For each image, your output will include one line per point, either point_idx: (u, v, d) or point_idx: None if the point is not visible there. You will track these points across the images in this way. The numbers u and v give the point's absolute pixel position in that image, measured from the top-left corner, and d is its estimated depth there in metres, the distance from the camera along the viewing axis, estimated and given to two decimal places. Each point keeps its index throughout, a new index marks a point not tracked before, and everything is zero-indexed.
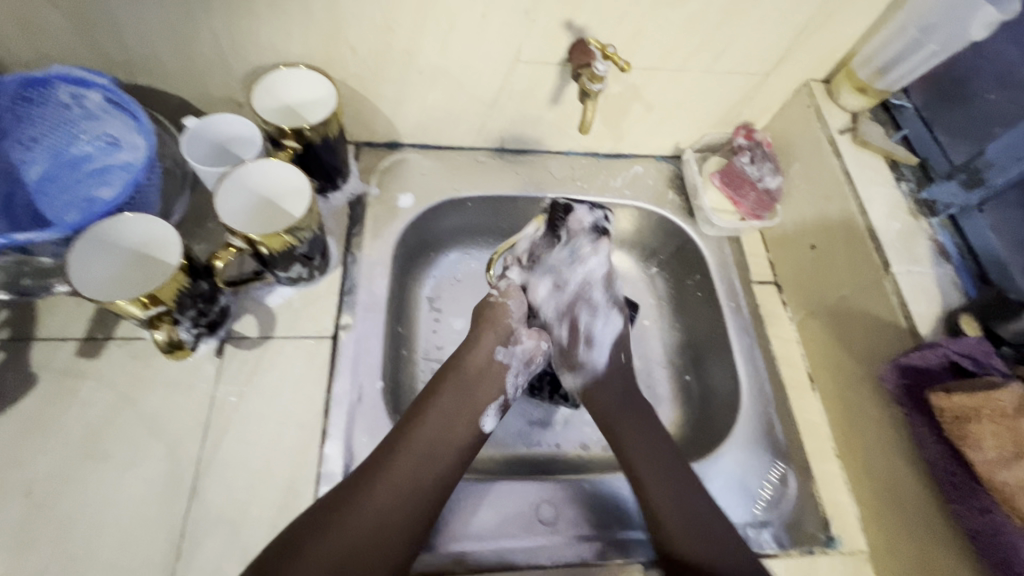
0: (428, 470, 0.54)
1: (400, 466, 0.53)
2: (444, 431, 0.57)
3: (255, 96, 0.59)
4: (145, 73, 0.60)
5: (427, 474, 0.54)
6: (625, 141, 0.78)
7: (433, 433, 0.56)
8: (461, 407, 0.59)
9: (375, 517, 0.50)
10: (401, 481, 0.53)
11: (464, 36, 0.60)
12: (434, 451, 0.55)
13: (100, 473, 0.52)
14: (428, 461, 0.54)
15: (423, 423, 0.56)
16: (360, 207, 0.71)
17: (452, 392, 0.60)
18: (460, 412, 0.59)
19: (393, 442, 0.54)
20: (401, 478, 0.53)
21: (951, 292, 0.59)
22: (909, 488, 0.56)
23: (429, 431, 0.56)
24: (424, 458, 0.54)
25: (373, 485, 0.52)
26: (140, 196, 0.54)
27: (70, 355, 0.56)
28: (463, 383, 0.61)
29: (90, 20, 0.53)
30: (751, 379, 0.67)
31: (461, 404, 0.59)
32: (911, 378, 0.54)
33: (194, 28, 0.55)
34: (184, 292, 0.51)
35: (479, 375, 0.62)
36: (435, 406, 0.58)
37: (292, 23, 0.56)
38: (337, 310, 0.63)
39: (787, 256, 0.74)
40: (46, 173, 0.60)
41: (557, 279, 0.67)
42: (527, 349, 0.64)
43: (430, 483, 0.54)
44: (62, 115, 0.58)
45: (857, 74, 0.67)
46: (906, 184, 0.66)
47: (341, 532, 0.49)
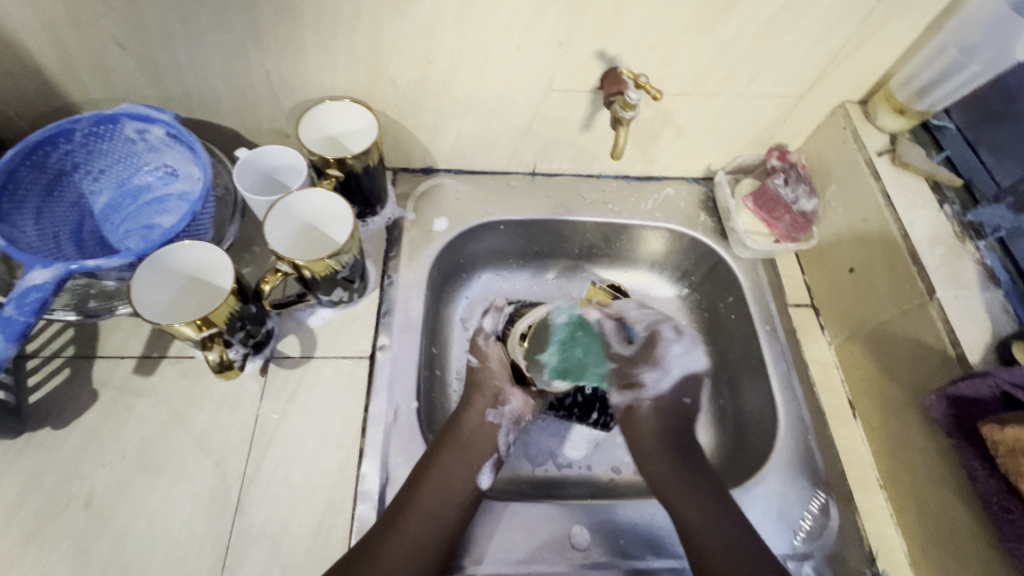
0: (431, 531, 0.54)
1: (410, 529, 0.54)
2: (454, 481, 0.57)
3: (302, 129, 0.62)
4: (201, 108, 0.64)
5: (432, 535, 0.54)
6: (656, 163, 0.79)
7: (438, 500, 0.56)
8: (462, 464, 0.59)
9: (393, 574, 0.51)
10: (410, 545, 0.53)
11: (499, 68, 0.62)
12: (439, 514, 0.55)
13: (152, 486, 0.55)
14: (433, 524, 0.54)
15: (427, 491, 0.56)
16: (396, 231, 0.73)
17: (454, 454, 0.59)
18: (460, 469, 0.58)
19: (398, 510, 0.54)
20: (413, 537, 0.53)
21: (1002, 316, 0.57)
22: (960, 524, 0.54)
23: (431, 500, 0.55)
24: (434, 520, 0.55)
25: (385, 547, 0.52)
26: (195, 223, 0.58)
27: (128, 372, 0.60)
28: (460, 440, 0.60)
29: (156, 61, 0.58)
30: (789, 405, 0.66)
31: (460, 464, 0.59)
32: (960, 409, 0.52)
33: (248, 66, 0.59)
34: (234, 314, 0.54)
35: (471, 434, 0.61)
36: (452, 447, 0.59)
37: (337, 60, 0.59)
38: (374, 331, 0.66)
39: (824, 279, 0.73)
40: (111, 202, 0.65)
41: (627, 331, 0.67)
42: (515, 409, 0.65)
43: (438, 542, 0.54)
44: (127, 149, 0.62)
45: (897, 95, 0.66)
46: (950, 207, 0.64)
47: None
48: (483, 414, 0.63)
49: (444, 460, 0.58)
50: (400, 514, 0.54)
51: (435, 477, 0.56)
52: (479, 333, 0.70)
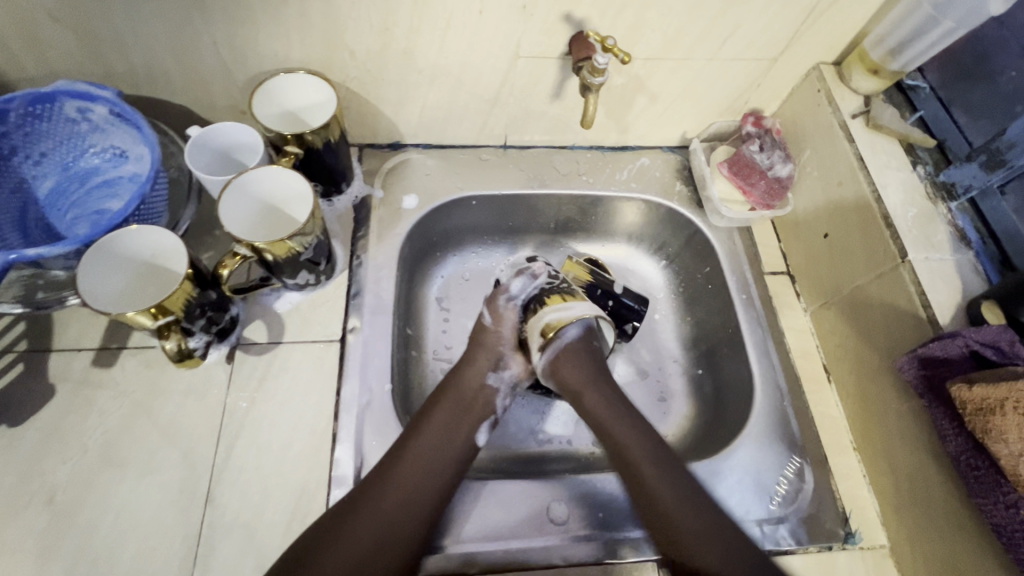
0: (428, 483, 0.54)
1: (405, 481, 0.53)
2: (443, 443, 0.56)
3: (255, 103, 0.59)
4: (148, 84, 0.60)
5: (429, 488, 0.54)
6: (630, 133, 0.77)
7: (435, 454, 0.55)
8: (461, 421, 0.59)
9: (386, 523, 0.51)
10: (407, 493, 0.53)
11: (461, 34, 0.59)
12: (436, 468, 0.55)
13: (118, 480, 0.53)
14: (430, 477, 0.54)
15: (423, 445, 0.55)
16: (364, 210, 0.71)
17: (452, 411, 0.59)
18: (458, 427, 0.58)
19: (391, 464, 0.54)
20: (408, 489, 0.53)
21: (972, 277, 0.57)
22: (930, 481, 0.55)
23: (427, 454, 0.55)
24: (429, 474, 0.54)
25: (380, 493, 0.52)
26: (146, 206, 0.55)
27: (86, 365, 0.58)
28: (458, 400, 0.60)
29: (93, 34, 0.54)
30: (765, 373, 0.66)
31: (457, 423, 0.58)
32: (932, 370, 0.52)
33: (194, 37, 0.55)
34: (192, 301, 0.51)
35: (471, 394, 0.61)
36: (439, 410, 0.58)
37: (289, 29, 0.56)
38: (344, 313, 0.64)
39: (800, 245, 0.73)
40: (57, 187, 0.61)
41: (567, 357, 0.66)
42: (514, 374, 0.63)
43: (435, 494, 0.54)
44: (70, 129, 0.59)
45: (870, 55, 0.64)
46: (923, 168, 0.63)
47: (358, 533, 0.50)
48: (483, 378, 0.61)
49: (441, 419, 0.58)
50: (394, 467, 0.53)
51: (431, 432, 0.56)
52: (503, 291, 0.66)
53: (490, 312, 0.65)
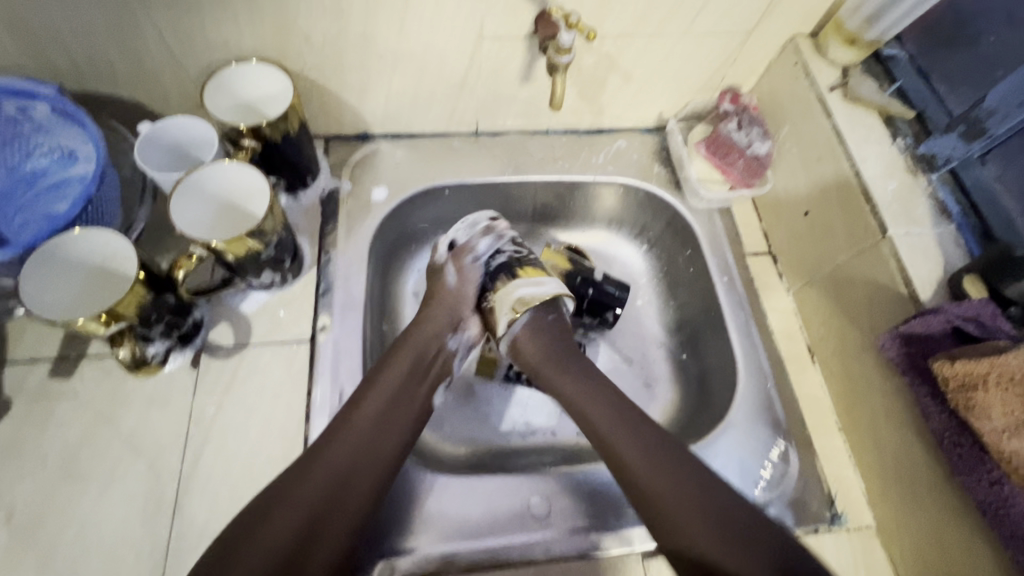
0: (378, 440, 0.53)
1: (357, 433, 0.52)
2: (399, 401, 0.56)
3: (207, 95, 0.56)
4: (94, 79, 0.57)
5: (381, 445, 0.53)
6: (606, 115, 0.75)
7: (386, 412, 0.54)
8: (416, 380, 0.58)
9: (333, 483, 0.49)
10: (355, 452, 0.51)
11: (421, 15, 0.56)
12: (386, 424, 0.54)
13: (80, 494, 0.51)
14: (379, 433, 0.53)
15: (374, 403, 0.54)
16: (332, 204, 0.68)
17: (404, 369, 0.57)
18: (411, 384, 0.57)
19: (338, 426, 0.52)
20: (362, 443, 0.52)
21: (954, 250, 0.55)
22: (914, 460, 0.54)
23: (377, 413, 0.54)
24: (379, 433, 0.53)
25: (326, 455, 0.51)
26: (95, 208, 0.53)
27: (43, 377, 0.55)
28: (416, 359, 0.59)
29: (27, 26, 0.51)
30: (748, 356, 0.65)
31: (414, 379, 0.58)
32: (914, 347, 0.51)
33: (137, 27, 0.53)
34: (146, 306, 0.49)
35: (428, 354, 0.60)
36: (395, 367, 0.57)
37: (238, 15, 0.53)
38: (314, 311, 0.62)
39: (781, 224, 0.71)
40: (3, 191, 0.58)
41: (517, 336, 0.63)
42: (470, 336, 0.63)
43: (387, 452, 0.53)
44: (12, 129, 0.56)
45: (846, 24, 0.63)
46: (903, 139, 0.62)
47: (305, 491, 0.48)
48: (443, 340, 0.61)
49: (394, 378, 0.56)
50: (341, 430, 0.52)
51: (382, 392, 0.55)
52: (466, 249, 0.64)
53: (453, 270, 0.64)
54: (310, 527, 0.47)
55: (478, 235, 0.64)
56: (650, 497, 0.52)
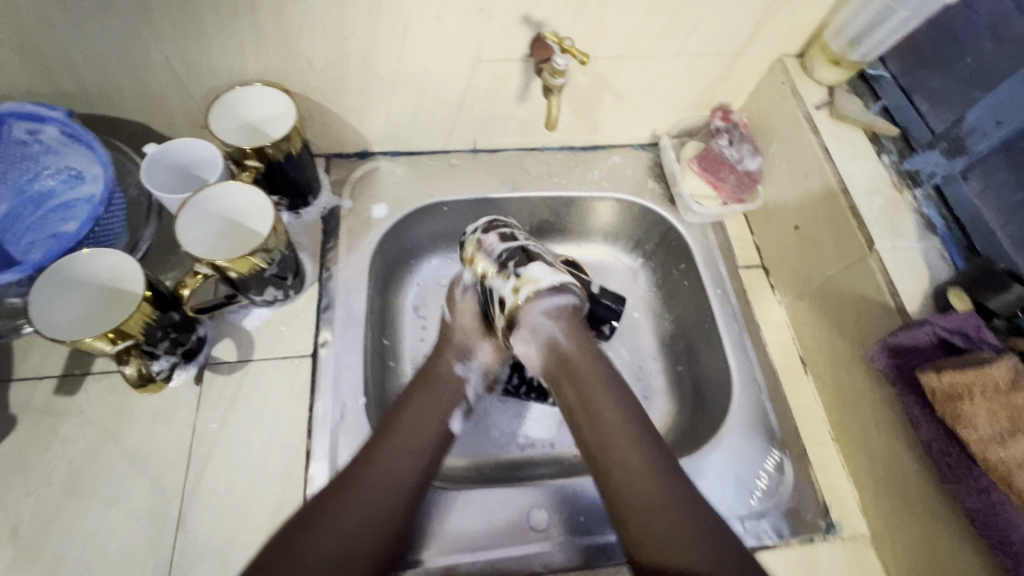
0: (403, 466, 0.53)
1: (388, 458, 0.53)
2: (428, 426, 0.57)
3: (212, 119, 0.58)
4: (101, 103, 0.59)
5: (404, 470, 0.53)
6: (600, 132, 0.77)
7: (410, 439, 0.55)
8: (434, 409, 0.59)
9: (361, 510, 0.49)
10: (379, 480, 0.51)
11: (421, 40, 0.58)
12: (408, 451, 0.54)
13: (84, 510, 0.52)
14: (401, 461, 0.53)
15: (394, 434, 0.55)
16: (333, 221, 0.69)
17: (421, 399, 0.59)
18: (429, 412, 0.58)
19: (362, 456, 0.53)
20: (392, 468, 0.52)
21: (939, 264, 0.57)
22: (905, 469, 0.55)
23: (398, 442, 0.54)
24: (401, 459, 0.53)
25: (352, 485, 0.50)
26: (101, 228, 0.54)
27: (48, 394, 0.56)
28: (437, 387, 0.61)
29: (38, 54, 0.52)
30: (743, 367, 0.66)
31: (438, 404, 0.59)
32: (902, 358, 0.52)
33: (145, 54, 0.54)
34: (151, 324, 0.50)
35: (447, 381, 0.62)
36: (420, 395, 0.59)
37: (243, 41, 0.55)
38: (315, 327, 0.63)
39: (772, 238, 0.73)
40: (11, 211, 0.59)
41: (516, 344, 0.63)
42: (482, 362, 0.65)
43: (411, 479, 0.53)
44: (21, 151, 0.57)
45: (832, 46, 0.65)
46: (888, 156, 0.64)
47: (343, 519, 0.48)
48: (454, 366, 0.63)
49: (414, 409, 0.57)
50: (366, 461, 0.52)
51: (404, 423, 0.56)
52: (460, 280, 0.67)
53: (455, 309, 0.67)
54: (348, 557, 0.46)
55: (464, 266, 0.67)
56: (629, 463, 0.52)
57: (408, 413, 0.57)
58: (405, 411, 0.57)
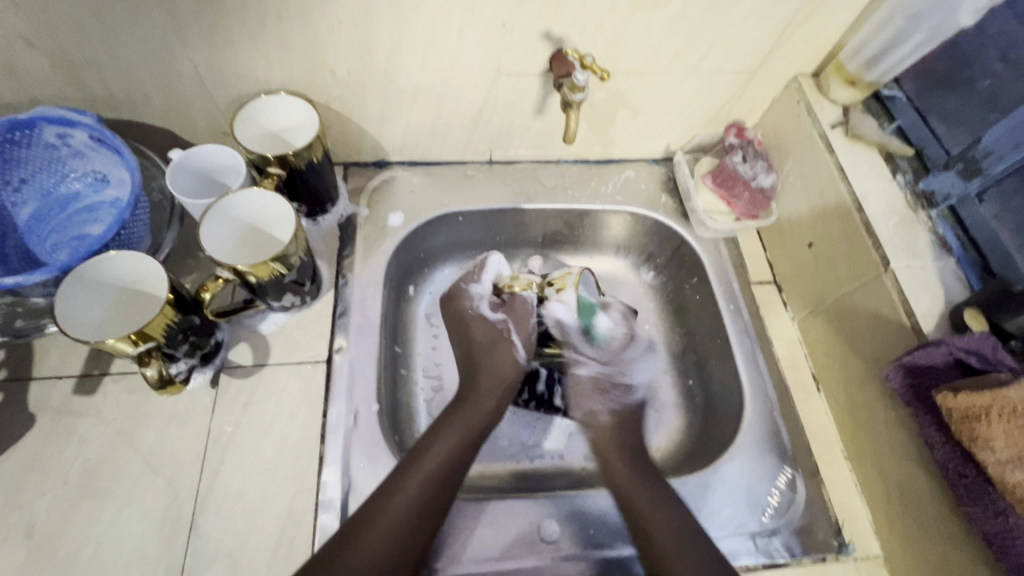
0: (425, 512, 0.53)
1: (405, 497, 0.53)
2: (450, 467, 0.57)
3: (237, 126, 0.59)
4: (128, 108, 0.60)
5: (429, 510, 0.54)
6: (615, 146, 0.77)
7: (434, 478, 0.55)
8: (463, 448, 0.59)
9: (384, 546, 0.51)
10: (407, 517, 0.52)
11: (442, 53, 0.59)
12: (436, 491, 0.55)
13: (98, 511, 0.52)
14: (429, 498, 0.54)
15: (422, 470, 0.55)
16: (350, 228, 0.70)
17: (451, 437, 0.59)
18: (459, 451, 0.59)
19: (389, 489, 0.53)
20: (410, 506, 0.53)
21: (955, 284, 0.57)
22: (920, 489, 0.55)
23: (429, 477, 0.55)
24: (424, 500, 0.54)
25: (377, 518, 0.52)
26: (126, 232, 0.55)
27: (66, 394, 0.57)
28: (468, 421, 0.62)
29: (72, 60, 0.53)
30: (755, 383, 0.66)
31: (465, 441, 0.60)
32: (917, 377, 0.52)
33: (174, 62, 0.55)
34: (173, 326, 0.51)
35: (478, 418, 0.63)
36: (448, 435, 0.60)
37: (269, 51, 0.56)
38: (330, 333, 0.63)
39: (786, 254, 0.73)
40: (37, 213, 0.61)
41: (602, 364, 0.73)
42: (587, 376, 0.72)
43: (431, 521, 0.53)
44: (49, 155, 0.58)
45: (847, 66, 0.66)
46: (903, 176, 0.64)
47: (353, 555, 0.50)
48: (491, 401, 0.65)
49: (442, 448, 0.58)
50: (391, 496, 0.53)
51: (428, 462, 0.56)
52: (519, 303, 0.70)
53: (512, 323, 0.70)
54: None
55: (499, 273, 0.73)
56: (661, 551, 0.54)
57: (433, 451, 0.57)
58: (432, 448, 0.57)
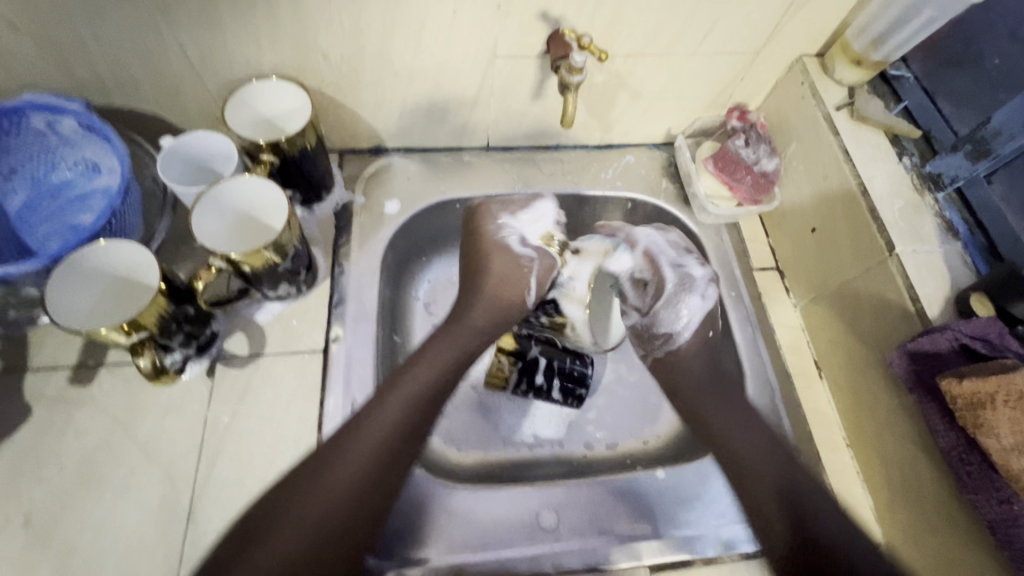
0: (406, 430, 0.55)
1: (387, 415, 0.55)
2: (434, 389, 0.58)
3: (229, 112, 0.58)
4: (118, 93, 0.59)
5: (412, 427, 0.55)
6: (615, 131, 0.76)
7: (416, 399, 0.57)
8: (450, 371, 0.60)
9: (364, 463, 0.52)
10: (390, 432, 0.54)
11: (437, 35, 0.58)
12: (421, 409, 0.57)
13: (96, 501, 0.52)
14: (410, 422, 0.56)
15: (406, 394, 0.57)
16: (346, 216, 0.69)
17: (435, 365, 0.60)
18: (443, 378, 0.59)
19: (371, 409, 0.55)
20: (391, 424, 0.55)
21: (961, 269, 0.56)
22: (923, 477, 0.54)
23: (411, 399, 0.57)
24: (405, 419, 0.55)
25: (358, 435, 0.53)
26: (119, 220, 0.54)
27: (62, 384, 0.56)
28: (455, 343, 0.62)
29: (58, 45, 0.52)
30: (756, 370, 0.65)
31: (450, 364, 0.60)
32: (921, 364, 0.52)
33: (163, 47, 0.54)
34: (166, 316, 0.50)
35: (466, 341, 0.63)
36: (434, 356, 0.60)
37: (260, 34, 0.55)
38: (326, 322, 0.63)
39: (788, 240, 0.72)
40: (29, 202, 0.60)
41: (640, 299, 0.67)
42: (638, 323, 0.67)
43: (415, 438, 0.55)
44: (39, 142, 0.57)
45: (853, 45, 0.63)
46: (909, 159, 0.63)
47: (333, 472, 0.51)
48: (483, 325, 0.64)
49: (427, 370, 0.59)
50: (372, 414, 0.55)
51: (411, 382, 0.57)
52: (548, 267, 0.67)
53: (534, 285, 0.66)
54: (334, 508, 0.50)
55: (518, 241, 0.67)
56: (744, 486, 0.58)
57: (416, 371, 0.59)
58: (415, 369, 0.59)
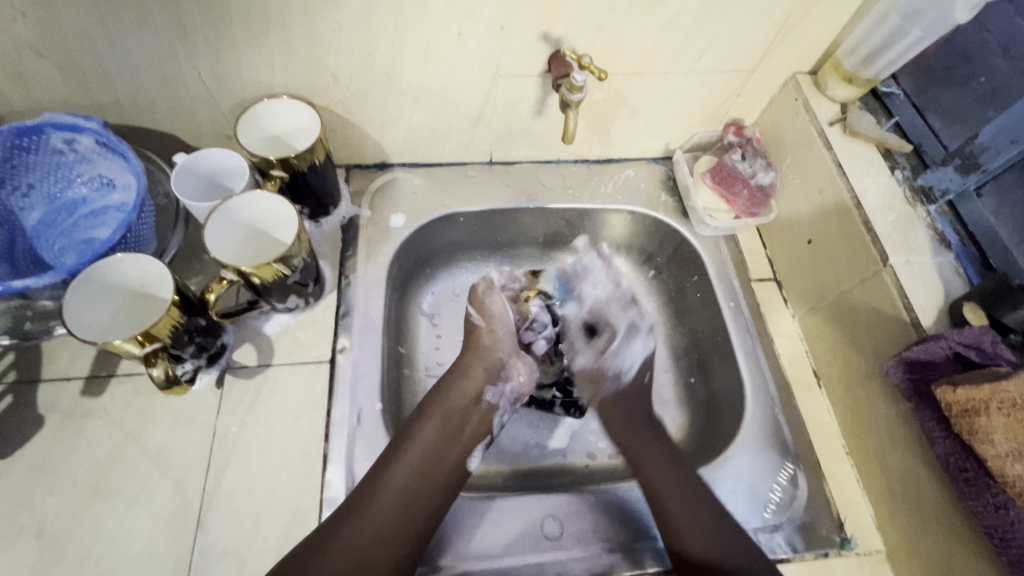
0: (425, 483, 0.56)
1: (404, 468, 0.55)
2: (448, 441, 0.59)
3: (240, 130, 0.59)
4: (133, 113, 0.61)
5: (428, 478, 0.56)
6: (614, 147, 0.78)
7: (430, 449, 0.58)
8: (459, 424, 0.61)
9: (389, 520, 0.53)
10: (410, 484, 0.55)
11: (442, 56, 0.60)
12: (435, 460, 0.57)
13: (106, 511, 0.53)
14: (429, 470, 0.57)
15: (421, 442, 0.58)
16: (352, 230, 0.71)
17: (446, 412, 0.61)
18: (453, 428, 0.60)
19: (389, 463, 0.55)
20: (409, 478, 0.55)
21: (954, 280, 0.57)
22: (922, 485, 0.55)
23: (426, 449, 0.57)
24: (423, 471, 0.56)
25: (381, 492, 0.54)
26: (133, 235, 0.56)
27: (75, 395, 0.58)
28: (465, 395, 0.63)
29: (79, 67, 0.55)
30: (756, 380, 0.66)
31: (458, 418, 0.61)
32: (917, 373, 0.53)
33: (179, 68, 0.57)
34: (179, 328, 0.52)
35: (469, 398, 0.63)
36: (444, 408, 0.61)
37: (272, 56, 0.57)
38: (333, 334, 0.64)
39: (785, 251, 0.74)
40: (45, 218, 0.62)
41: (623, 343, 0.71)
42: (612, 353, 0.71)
43: (433, 492, 0.56)
44: (57, 160, 0.59)
45: (844, 64, 0.66)
46: (901, 172, 0.64)
47: (355, 527, 0.51)
48: (483, 388, 0.64)
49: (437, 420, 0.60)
50: (389, 467, 0.55)
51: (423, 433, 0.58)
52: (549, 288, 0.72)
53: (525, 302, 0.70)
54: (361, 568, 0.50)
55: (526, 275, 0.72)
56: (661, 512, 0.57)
57: (429, 422, 0.59)
58: (427, 419, 0.59)
